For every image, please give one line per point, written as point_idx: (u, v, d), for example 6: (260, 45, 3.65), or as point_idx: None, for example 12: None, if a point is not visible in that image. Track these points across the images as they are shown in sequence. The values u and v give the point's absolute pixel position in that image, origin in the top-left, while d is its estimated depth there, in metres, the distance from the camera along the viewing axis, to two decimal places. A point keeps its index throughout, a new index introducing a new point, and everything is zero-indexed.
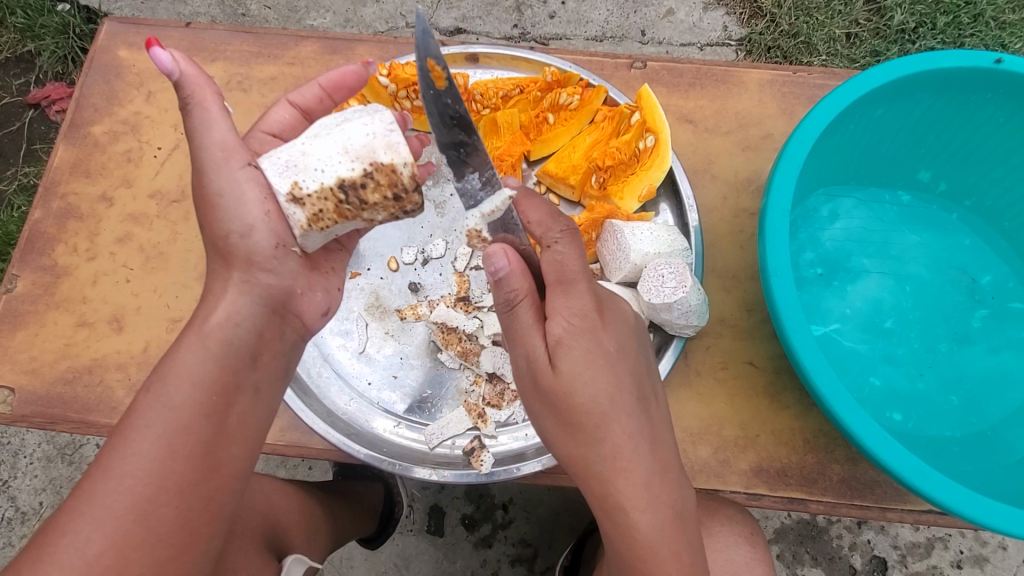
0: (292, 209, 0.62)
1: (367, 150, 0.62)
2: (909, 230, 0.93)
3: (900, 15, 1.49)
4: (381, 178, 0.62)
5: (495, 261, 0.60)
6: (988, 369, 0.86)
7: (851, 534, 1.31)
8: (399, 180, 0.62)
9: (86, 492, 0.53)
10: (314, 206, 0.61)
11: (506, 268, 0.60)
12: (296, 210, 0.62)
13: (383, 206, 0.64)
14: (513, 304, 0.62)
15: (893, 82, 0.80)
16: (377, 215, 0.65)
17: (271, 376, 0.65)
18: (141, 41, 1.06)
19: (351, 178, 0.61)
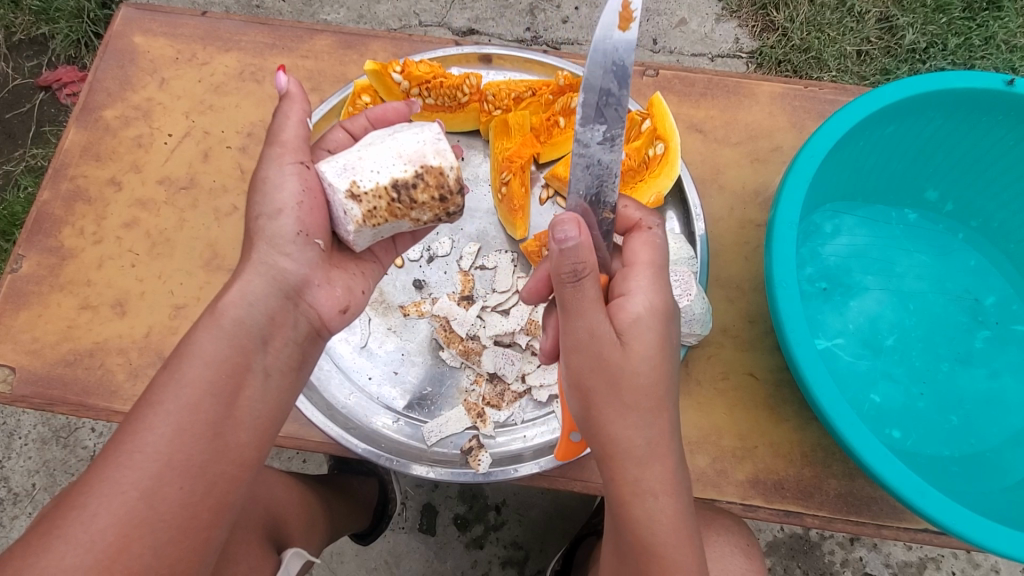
0: (348, 205, 0.64)
1: (418, 155, 0.66)
2: (914, 248, 0.93)
3: (911, 35, 1.50)
4: (430, 179, 0.65)
5: (565, 230, 0.56)
6: (988, 392, 0.86)
7: (843, 550, 1.31)
8: (445, 182, 0.66)
9: (92, 476, 0.53)
10: (369, 203, 0.64)
11: (575, 239, 0.56)
12: (352, 205, 0.64)
13: (428, 206, 0.67)
14: (580, 277, 0.56)
15: (905, 100, 0.80)
16: (422, 215, 0.68)
17: (293, 379, 0.65)
18: (157, 28, 1.06)
19: (403, 179, 0.65)
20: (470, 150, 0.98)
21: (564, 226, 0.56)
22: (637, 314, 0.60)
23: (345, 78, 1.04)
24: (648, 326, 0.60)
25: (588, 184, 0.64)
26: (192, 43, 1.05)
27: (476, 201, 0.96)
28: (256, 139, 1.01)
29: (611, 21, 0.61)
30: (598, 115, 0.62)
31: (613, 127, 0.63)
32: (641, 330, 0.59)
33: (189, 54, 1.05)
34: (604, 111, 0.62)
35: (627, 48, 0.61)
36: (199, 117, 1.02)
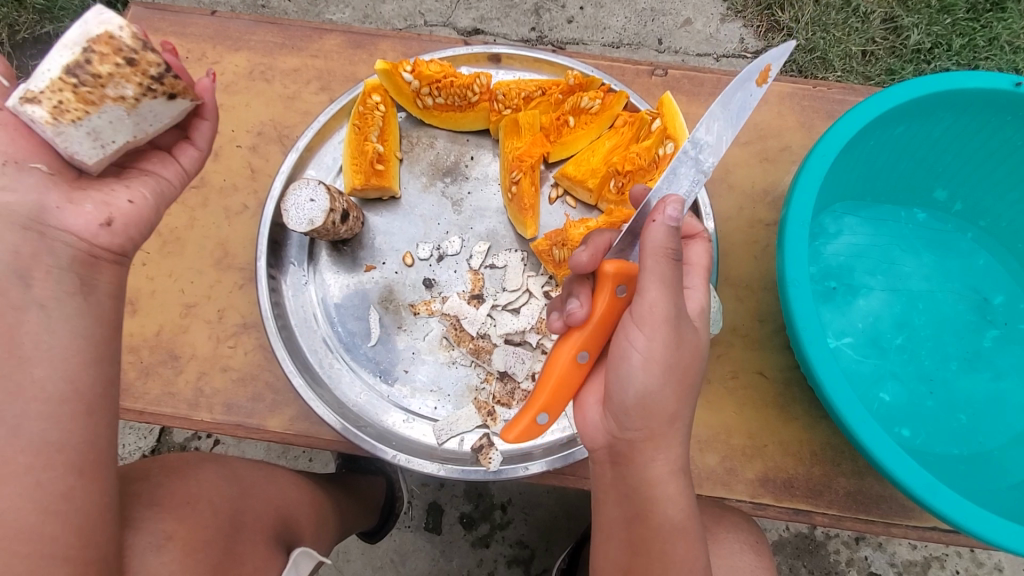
0: (29, 109, 0.58)
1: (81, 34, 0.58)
2: (923, 248, 0.93)
3: (916, 35, 1.50)
4: (101, 49, 0.58)
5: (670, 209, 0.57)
6: (998, 391, 0.86)
7: (848, 550, 1.31)
8: (120, 44, 0.58)
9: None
10: (50, 99, 0.58)
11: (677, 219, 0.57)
12: (34, 109, 0.58)
13: (122, 75, 0.59)
14: (680, 257, 0.57)
15: (916, 100, 0.80)
16: (124, 91, 0.60)
17: None
18: (166, 27, 1.06)
19: (73, 61, 0.58)
20: (479, 150, 0.98)
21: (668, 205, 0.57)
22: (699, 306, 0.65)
23: (355, 77, 1.04)
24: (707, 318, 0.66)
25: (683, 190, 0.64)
26: (201, 43, 1.06)
27: (485, 200, 0.96)
28: (265, 138, 1.01)
29: (752, 75, 0.64)
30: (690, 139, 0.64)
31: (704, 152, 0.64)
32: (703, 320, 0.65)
33: (198, 53, 1.05)
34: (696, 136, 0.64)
35: (756, 103, 0.65)
36: None
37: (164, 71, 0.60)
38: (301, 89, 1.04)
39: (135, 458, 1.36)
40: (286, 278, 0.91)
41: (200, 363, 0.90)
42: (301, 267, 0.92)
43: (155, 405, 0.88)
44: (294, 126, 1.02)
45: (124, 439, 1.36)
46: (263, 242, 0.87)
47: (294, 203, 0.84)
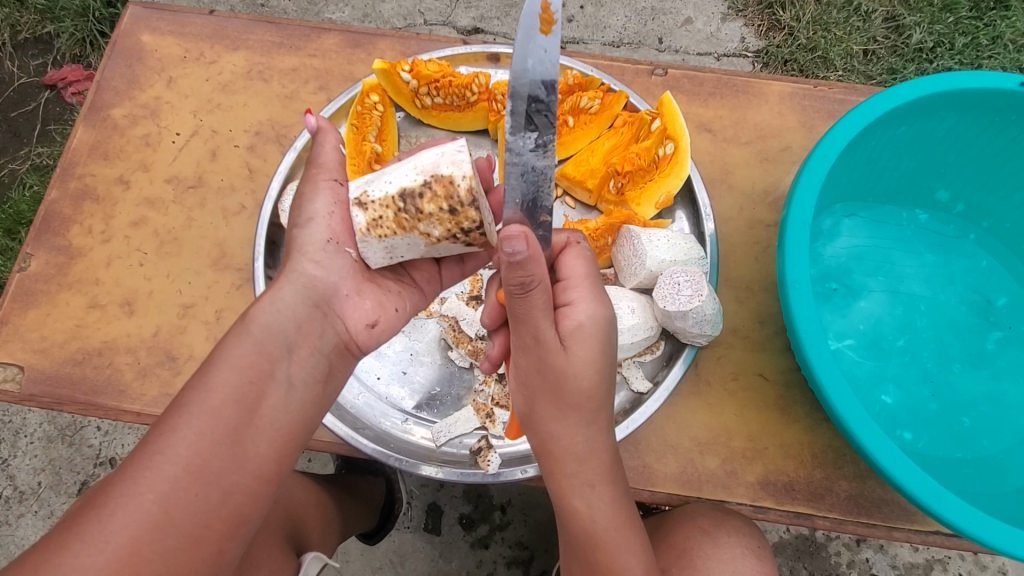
0: (356, 213, 0.63)
1: (433, 166, 0.61)
2: (925, 249, 0.92)
3: (918, 34, 1.49)
4: (438, 189, 0.60)
5: (513, 244, 0.52)
6: (1001, 394, 0.86)
7: (849, 552, 1.30)
8: (456, 192, 0.60)
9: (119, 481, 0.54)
10: (376, 211, 0.62)
11: (524, 254, 0.53)
12: (359, 213, 0.63)
13: (439, 219, 0.61)
14: (528, 288, 0.56)
15: (918, 100, 0.80)
16: (433, 230, 0.62)
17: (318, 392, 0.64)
18: (164, 27, 1.06)
19: (411, 188, 0.61)
20: (479, 150, 0.98)
21: (513, 240, 0.52)
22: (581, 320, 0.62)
23: (353, 77, 1.04)
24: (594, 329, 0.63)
25: (524, 193, 0.61)
26: (199, 42, 1.05)
27: None
28: (264, 138, 1.00)
29: (533, 23, 0.57)
30: (528, 121, 0.59)
31: (545, 134, 0.60)
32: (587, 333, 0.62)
33: (196, 52, 1.05)
34: (534, 117, 0.59)
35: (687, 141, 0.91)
36: (207, 115, 1.02)
37: (475, 228, 0.62)
38: (299, 89, 1.03)
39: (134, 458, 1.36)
40: None
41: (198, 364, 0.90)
42: None
43: (153, 407, 0.88)
44: (292, 126, 1.01)
45: (123, 440, 1.36)
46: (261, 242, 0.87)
47: None
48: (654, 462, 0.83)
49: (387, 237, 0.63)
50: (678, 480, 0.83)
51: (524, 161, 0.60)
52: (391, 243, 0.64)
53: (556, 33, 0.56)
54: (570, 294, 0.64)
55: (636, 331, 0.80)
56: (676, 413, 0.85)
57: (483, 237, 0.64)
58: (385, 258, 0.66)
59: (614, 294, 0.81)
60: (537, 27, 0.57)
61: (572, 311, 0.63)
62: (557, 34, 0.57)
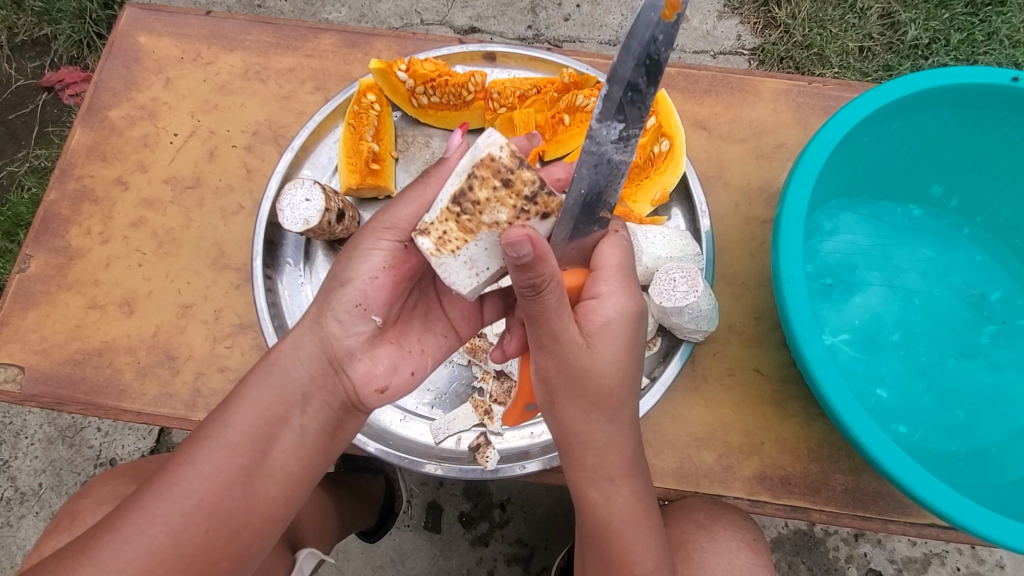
0: (420, 241, 0.60)
1: (470, 159, 0.59)
2: (920, 244, 0.93)
3: (914, 30, 1.50)
4: (484, 173, 0.58)
5: (517, 248, 0.51)
6: (995, 387, 0.86)
7: (847, 546, 1.31)
8: (501, 166, 0.58)
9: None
10: (439, 229, 0.60)
11: (531, 256, 0.51)
12: (423, 239, 0.60)
13: (499, 200, 0.59)
14: (538, 290, 0.54)
15: (911, 95, 0.80)
16: (499, 215, 0.59)
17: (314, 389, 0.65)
18: (161, 28, 1.06)
19: (459, 190, 0.59)
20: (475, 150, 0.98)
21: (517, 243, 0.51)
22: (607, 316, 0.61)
23: (349, 77, 1.04)
24: (619, 327, 0.62)
25: (593, 184, 0.57)
26: (196, 43, 1.06)
27: None
28: (261, 138, 1.01)
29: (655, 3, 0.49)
30: (620, 111, 0.53)
31: (632, 127, 0.54)
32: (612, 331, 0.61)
33: (193, 53, 1.05)
34: (626, 108, 0.53)
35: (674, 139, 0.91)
36: (204, 116, 1.02)
37: (538, 188, 0.58)
38: (296, 89, 1.03)
39: (134, 458, 1.36)
40: (282, 277, 0.91)
41: (197, 364, 0.90)
42: (297, 267, 0.92)
43: (152, 406, 0.88)
44: (289, 125, 1.02)
45: (123, 440, 1.37)
46: (259, 241, 0.88)
47: (288, 202, 0.84)
48: (651, 457, 0.84)
49: (461, 249, 0.60)
50: (675, 474, 0.83)
51: (601, 152, 0.55)
52: (468, 254, 0.60)
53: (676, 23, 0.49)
54: (602, 286, 0.62)
55: None
56: (673, 409, 0.86)
57: (551, 195, 0.59)
58: (473, 278, 0.62)
59: None
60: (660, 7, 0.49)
61: (601, 305, 0.61)
62: (680, 23, 0.49)
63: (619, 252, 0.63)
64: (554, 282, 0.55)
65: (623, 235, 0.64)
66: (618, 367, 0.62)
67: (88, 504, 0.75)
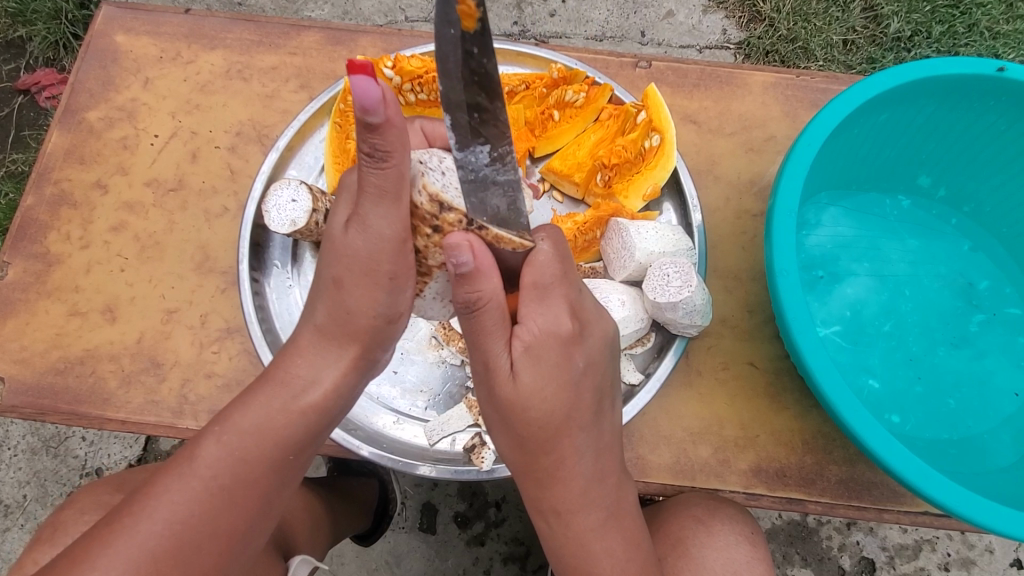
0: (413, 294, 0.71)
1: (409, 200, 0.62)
2: (910, 235, 0.93)
3: (896, 23, 1.51)
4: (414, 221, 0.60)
5: (458, 255, 0.53)
6: (984, 375, 0.87)
7: (840, 536, 1.32)
8: (424, 212, 0.59)
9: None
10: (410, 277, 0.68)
11: (471, 264, 0.53)
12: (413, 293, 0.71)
13: (437, 244, 0.61)
14: (470, 308, 0.57)
15: (899, 87, 0.80)
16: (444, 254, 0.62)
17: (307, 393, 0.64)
18: (139, 27, 1.04)
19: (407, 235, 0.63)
20: None
21: (458, 251, 0.52)
22: (529, 344, 0.60)
23: (335, 75, 1.02)
24: (546, 355, 0.60)
25: (491, 210, 0.59)
26: (176, 42, 1.03)
27: None
28: (245, 138, 0.99)
29: (451, 17, 0.49)
30: (475, 135, 0.54)
31: (499, 145, 0.56)
32: (538, 358, 0.60)
33: (173, 52, 1.03)
34: (480, 129, 0.54)
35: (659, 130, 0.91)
36: (186, 116, 1.00)
37: (465, 224, 0.59)
38: (280, 88, 1.01)
39: (120, 467, 1.33)
40: (268, 280, 0.89)
41: (184, 370, 0.88)
42: (284, 269, 0.90)
43: (138, 414, 0.86)
44: (273, 125, 1.00)
45: (109, 449, 1.34)
46: (246, 244, 0.86)
47: (274, 203, 0.82)
48: (647, 453, 0.84)
49: (425, 290, 0.69)
50: (672, 470, 0.83)
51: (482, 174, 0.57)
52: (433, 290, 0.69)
53: (481, 30, 0.49)
54: (521, 312, 0.61)
55: (626, 323, 0.80)
56: (668, 404, 0.86)
57: (483, 229, 0.58)
58: (446, 306, 0.73)
59: (604, 287, 0.81)
60: (456, 22, 0.49)
61: (519, 331, 0.60)
62: (483, 29, 0.49)
63: (537, 271, 0.60)
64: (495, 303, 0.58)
65: (543, 250, 0.60)
66: (549, 396, 0.61)
67: (73, 517, 0.73)
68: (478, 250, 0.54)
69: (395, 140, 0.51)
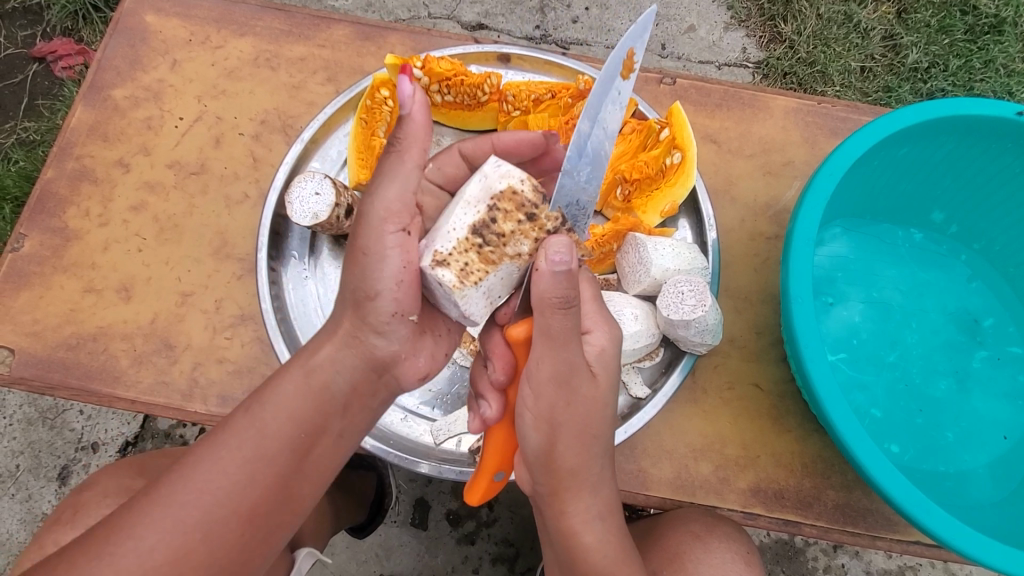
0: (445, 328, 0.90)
1: (484, 193, 0.62)
2: (919, 267, 0.95)
3: (914, 54, 1.53)
4: (507, 206, 0.62)
5: (560, 252, 0.57)
6: (984, 410, 0.89)
7: (826, 557, 1.34)
8: (524, 201, 0.62)
9: None
10: (458, 261, 0.61)
11: (570, 261, 0.57)
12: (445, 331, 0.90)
13: (522, 233, 0.62)
14: (568, 303, 0.58)
15: (923, 123, 0.82)
16: (518, 247, 0.62)
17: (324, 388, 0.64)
18: (169, 8, 1.04)
19: (479, 222, 0.62)
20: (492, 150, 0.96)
21: (560, 248, 0.57)
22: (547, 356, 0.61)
23: (362, 70, 1.03)
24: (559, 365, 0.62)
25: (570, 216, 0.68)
26: (205, 26, 1.04)
27: None
28: (269, 127, 0.99)
29: (617, 67, 0.62)
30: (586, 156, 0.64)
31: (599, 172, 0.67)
32: None
33: (202, 36, 1.03)
34: (592, 154, 0.64)
35: None
36: (211, 101, 1.00)
37: (557, 224, 0.64)
38: (307, 79, 1.02)
39: (117, 443, 1.34)
40: (286, 270, 0.90)
41: (195, 354, 0.89)
42: (302, 260, 0.91)
43: (148, 394, 0.87)
44: (298, 116, 1.00)
45: (107, 425, 1.34)
46: (264, 236, 0.87)
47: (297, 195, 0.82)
48: (649, 466, 0.85)
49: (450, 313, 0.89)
50: (672, 484, 0.85)
51: (576, 192, 0.66)
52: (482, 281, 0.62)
53: (632, 82, 0.63)
54: (587, 321, 0.66)
55: (638, 338, 0.80)
56: (673, 420, 0.87)
57: (572, 231, 0.64)
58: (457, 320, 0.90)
59: (617, 300, 0.82)
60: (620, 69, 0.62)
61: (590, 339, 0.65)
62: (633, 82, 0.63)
63: (591, 284, 0.67)
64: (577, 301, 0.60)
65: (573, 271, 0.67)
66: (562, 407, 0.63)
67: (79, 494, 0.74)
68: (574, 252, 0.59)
69: (413, 133, 0.60)
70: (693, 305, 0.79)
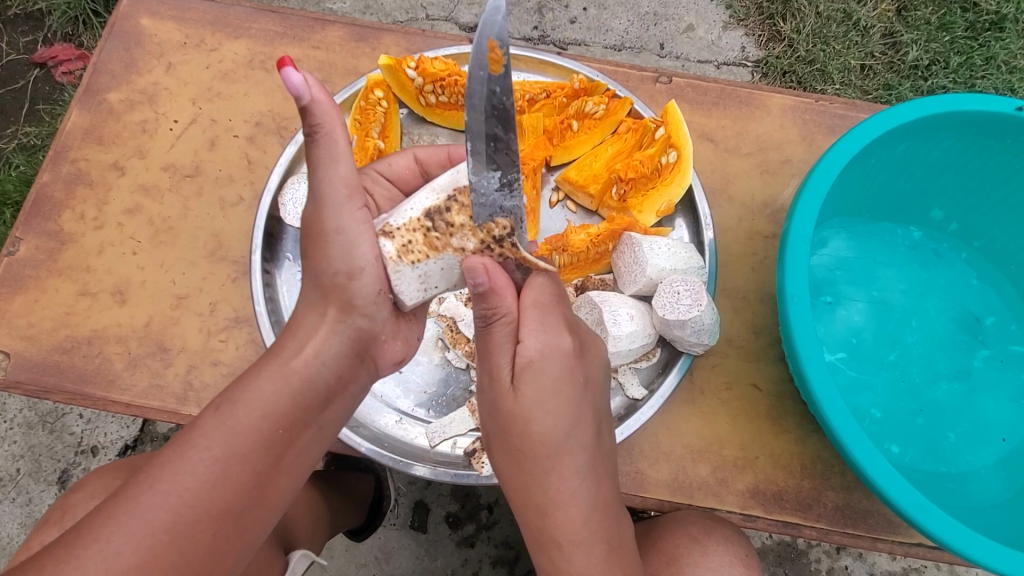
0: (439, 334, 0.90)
1: (451, 183, 0.64)
2: (919, 266, 0.94)
3: (915, 51, 1.52)
4: (463, 200, 0.62)
5: (475, 275, 0.57)
6: (985, 411, 0.87)
7: (829, 559, 1.33)
8: None
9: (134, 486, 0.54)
10: (404, 237, 0.63)
11: (486, 283, 0.58)
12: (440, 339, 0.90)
13: (471, 230, 0.63)
14: (488, 322, 0.61)
15: (921, 120, 0.81)
16: (466, 242, 0.63)
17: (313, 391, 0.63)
18: (165, 11, 1.04)
19: (436, 207, 0.63)
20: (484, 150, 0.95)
21: (473, 271, 0.57)
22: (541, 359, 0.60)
23: (357, 71, 1.03)
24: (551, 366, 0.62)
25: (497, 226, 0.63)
26: (201, 28, 1.04)
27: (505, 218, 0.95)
28: (264, 129, 0.99)
29: (481, 61, 0.53)
30: (490, 161, 0.58)
31: (509, 172, 0.59)
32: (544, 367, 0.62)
33: (197, 39, 1.03)
34: (496, 157, 0.58)
35: None
36: (206, 103, 1.00)
37: (507, 233, 0.62)
38: None
39: (116, 446, 1.34)
40: (280, 272, 0.89)
41: (190, 356, 0.88)
42: (296, 262, 0.90)
43: (142, 398, 0.86)
44: (293, 118, 1.00)
45: (106, 428, 1.34)
46: (258, 237, 0.87)
47: (290, 197, 0.89)
48: (646, 468, 0.84)
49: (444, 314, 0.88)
50: (669, 486, 0.84)
51: (490, 199, 0.60)
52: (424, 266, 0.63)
53: (505, 74, 0.53)
54: (523, 330, 0.62)
55: (633, 338, 0.80)
56: (670, 421, 0.86)
57: (517, 248, 0.62)
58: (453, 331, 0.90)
59: (613, 300, 0.81)
60: (485, 66, 0.53)
61: (521, 348, 0.62)
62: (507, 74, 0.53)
63: (537, 291, 0.63)
64: (502, 316, 0.61)
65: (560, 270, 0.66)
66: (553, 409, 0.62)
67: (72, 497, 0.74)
68: (492, 273, 0.59)
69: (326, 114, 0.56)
70: (673, 308, 0.79)
